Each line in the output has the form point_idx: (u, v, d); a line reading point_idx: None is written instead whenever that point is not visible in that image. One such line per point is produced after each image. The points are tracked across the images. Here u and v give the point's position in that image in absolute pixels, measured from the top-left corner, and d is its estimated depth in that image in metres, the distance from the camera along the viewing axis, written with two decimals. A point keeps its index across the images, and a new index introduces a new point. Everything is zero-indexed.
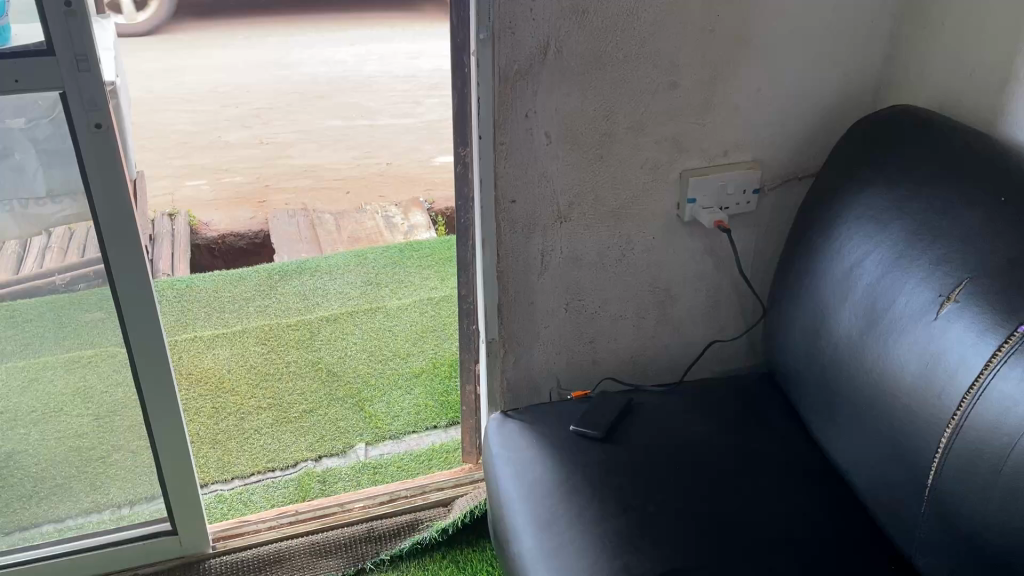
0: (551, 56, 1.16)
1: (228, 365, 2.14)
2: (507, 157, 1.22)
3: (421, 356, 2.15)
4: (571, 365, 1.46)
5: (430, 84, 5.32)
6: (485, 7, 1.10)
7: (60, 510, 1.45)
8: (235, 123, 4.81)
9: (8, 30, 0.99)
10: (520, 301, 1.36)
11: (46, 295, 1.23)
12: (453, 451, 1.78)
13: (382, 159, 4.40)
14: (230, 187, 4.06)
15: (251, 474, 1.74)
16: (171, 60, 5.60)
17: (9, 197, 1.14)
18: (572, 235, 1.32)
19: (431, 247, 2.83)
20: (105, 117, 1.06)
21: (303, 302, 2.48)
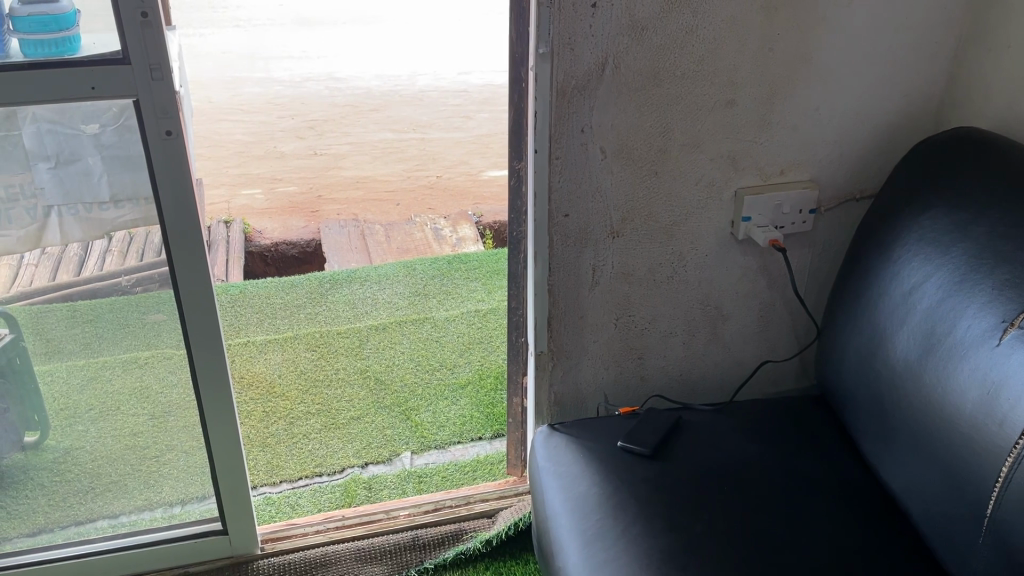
0: (609, 72, 1.17)
1: (279, 370, 2.18)
2: (561, 171, 1.23)
3: (468, 367, 2.16)
4: (619, 381, 1.45)
5: (481, 100, 5.38)
6: (545, 24, 1.12)
7: (115, 506, 1.48)
8: (290, 134, 4.92)
9: (78, 41, 1.03)
10: (569, 315, 1.37)
11: (111, 297, 1.28)
12: (498, 464, 1.78)
13: (432, 172, 4.46)
14: (283, 196, 4.15)
15: (298, 478, 1.76)
16: (231, 73, 5.74)
17: (72, 202, 1.16)
18: (624, 251, 1.33)
19: (479, 260, 2.85)
20: (175, 124, 1.10)
21: (352, 310, 2.52)
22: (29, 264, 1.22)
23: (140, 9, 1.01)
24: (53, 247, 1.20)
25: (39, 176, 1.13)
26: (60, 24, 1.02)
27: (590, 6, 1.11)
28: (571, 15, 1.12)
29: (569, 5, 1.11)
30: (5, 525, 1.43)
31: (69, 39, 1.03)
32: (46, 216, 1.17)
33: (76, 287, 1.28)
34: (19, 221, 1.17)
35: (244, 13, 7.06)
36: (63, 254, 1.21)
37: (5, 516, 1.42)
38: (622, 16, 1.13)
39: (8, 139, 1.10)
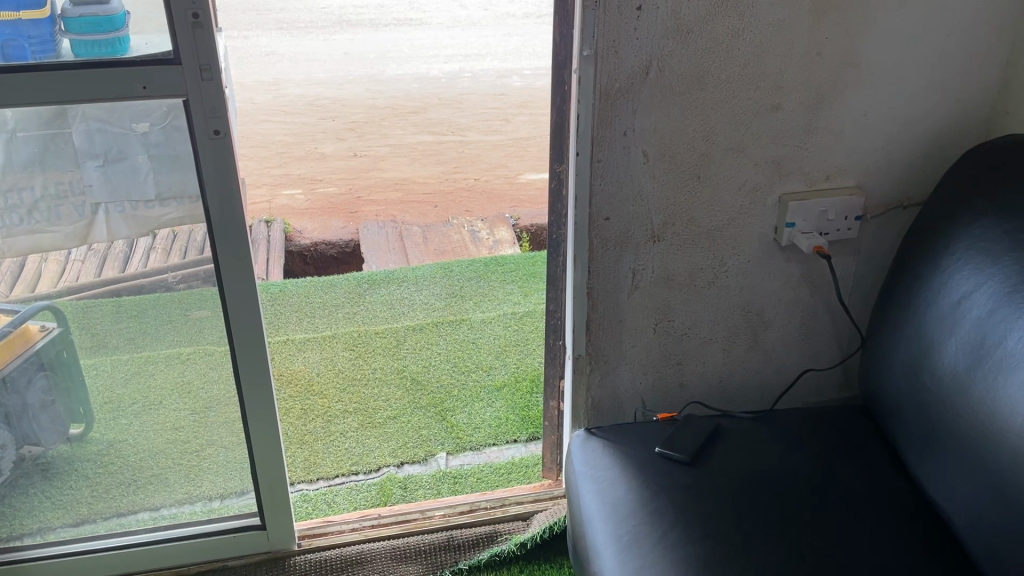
0: (653, 75, 1.16)
1: (317, 368, 2.20)
2: (603, 174, 1.23)
3: (504, 369, 2.16)
4: (657, 386, 1.44)
5: (519, 104, 5.39)
6: (589, 26, 1.11)
7: (156, 499, 1.51)
8: (330, 135, 4.96)
9: (128, 42, 1.05)
10: (608, 319, 1.36)
11: (153, 293, 1.29)
12: (533, 467, 1.78)
13: (469, 174, 4.47)
14: (323, 196, 4.19)
15: (335, 475, 1.78)
16: (273, 75, 5.81)
17: (120, 199, 1.18)
18: (665, 256, 1.32)
19: (515, 263, 2.85)
20: (223, 124, 1.12)
21: (389, 310, 2.53)
22: (75, 259, 1.24)
23: (192, 11, 1.03)
24: (99, 244, 1.22)
25: (88, 175, 1.16)
26: (110, 25, 1.04)
27: (635, 9, 1.11)
28: (616, 18, 1.11)
29: (614, 8, 1.10)
30: (50, 515, 1.45)
31: (118, 39, 1.05)
32: (94, 214, 1.19)
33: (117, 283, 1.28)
34: (68, 219, 1.19)
35: (288, 15, 7.14)
36: (110, 249, 1.22)
37: (50, 505, 1.44)
38: (668, 19, 1.12)
39: (58, 138, 1.12)
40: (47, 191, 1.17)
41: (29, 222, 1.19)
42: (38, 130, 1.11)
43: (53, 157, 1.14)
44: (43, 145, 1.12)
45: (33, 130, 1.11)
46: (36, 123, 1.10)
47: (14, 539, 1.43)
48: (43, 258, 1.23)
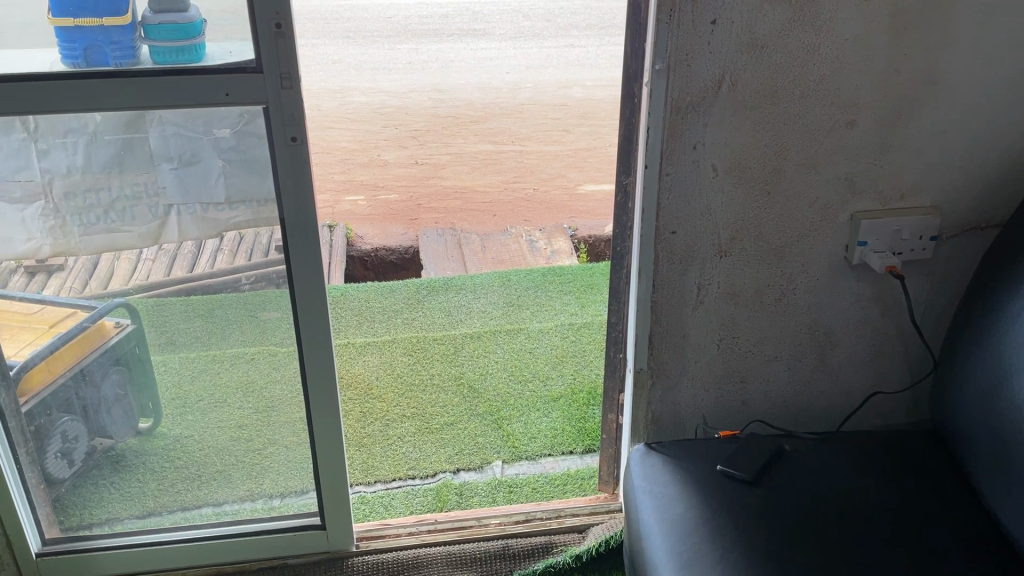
0: (725, 89, 1.15)
1: (377, 372, 2.23)
2: (671, 188, 1.23)
3: (561, 380, 2.16)
4: (719, 403, 1.43)
5: (580, 115, 5.40)
6: (662, 40, 1.11)
7: (219, 495, 1.52)
8: (393, 143, 5.04)
9: (204, 49, 1.09)
10: (671, 333, 1.35)
11: (223, 292, 1.30)
12: (588, 479, 1.77)
13: (529, 185, 4.49)
14: (384, 203, 4.25)
15: (392, 479, 1.80)
16: (339, 83, 5.93)
17: (190, 201, 1.22)
18: (732, 271, 1.30)
19: (574, 274, 2.85)
20: (300, 131, 1.15)
21: (447, 317, 2.56)
22: (147, 258, 1.26)
23: (275, 21, 1.07)
24: (170, 244, 1.25)
25: (163, 176, 1.20)
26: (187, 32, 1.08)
27: (709, 23, 1.11)
28: (690, 32, 1.11)
29: (688, 22, 1.10)
30: (118, 507, 1.49)
31: (195, 46, 1.09)
32: (167, 214, 1.22)
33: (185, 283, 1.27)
34: (141, 219, 1.22)
35: (354, 24, 7.27)
36: (179, 249, 1.26)
37: (119, 497, 1.48)
38: (743, 33, 1.12)
39: (134, 141, 1.16)
40: (122, 192, 1.20)
41: (104, 221, 1.22)
42: (119, 133, 1.15)
43: (130, 158, 1.18)
44: (123, 148, 1.17)
45: (115, 133, 1.15)
46: (117, 127, 1.15)
47: (84, 528, 1.48)
48: (116, 256, 1.25)
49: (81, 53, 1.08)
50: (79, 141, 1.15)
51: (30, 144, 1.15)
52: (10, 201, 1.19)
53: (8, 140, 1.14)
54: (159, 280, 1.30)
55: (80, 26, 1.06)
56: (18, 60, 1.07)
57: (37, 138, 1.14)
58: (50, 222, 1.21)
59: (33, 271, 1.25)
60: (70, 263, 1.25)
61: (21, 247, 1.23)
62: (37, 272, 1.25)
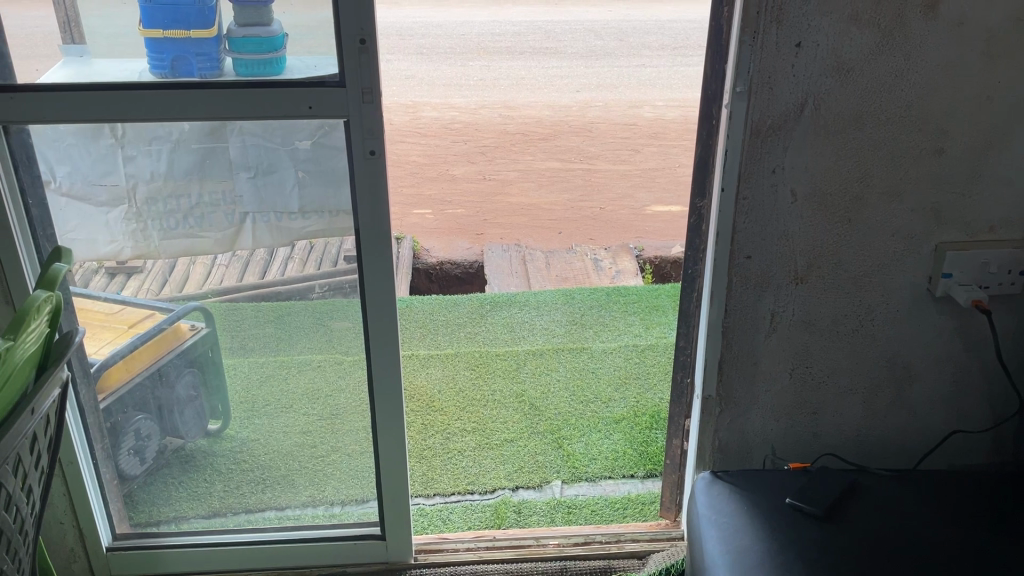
0: (808, 113, 1.13)
1: (439, 385, 2.24)
2: (747, 212, 1.21)
3: (623, 403, 2.14)
4: (789, 434, 1.39)
5: (650, 136, 5.37)
6: (744, 62, 1.10)
7: (282, 499, 1.55)
8: (461, 158, 5.08)
9: (284, 62, 1.12)
10: (742, 360, 1.32)
11: (292, 299, 1.33)
12: (650, 504, 1.74)
13: (596, 203, 4.47)
14: (451, 217, 4.29)
15: (452, 493, 1.80)
16: (411, 98, 6.02)
17: (265, 210, 1.25)
18: (808, 299, 1.27)
19: (638, 294, 2.82)
20: (379, 145, 1.17)
21: (510, 333, 2.56)
22: (220, 265, 1.29)
23: (359, 37, 1.09)
24: (244, 251, 1.28)
25: (240, 185, 1.23)
26: (269, 46, 1.11)
27: (794, 45, 1.09)
28: (774, 54, 1.10)
29: (772, 44, 1.09)
30: (185, 506, 1.52)
31: (276, 59, 1.12)
32: (242, 221, 1.26)
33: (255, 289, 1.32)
34: (218, 225, 1.26)
35: (427, 40, 7.37)
36: (250, 256, 1.28)
37: (187, 496, 1.51)
38: (828, 56, 1.10)
39: (216, 150, 1.20)
40: (201, 199, 1.24)
41: (182, 226, 1.26)
42: (198, 144, 1.19)
43: (210, 166, 1.21)
44: (203, 158, 1.20)
45: (196, 143, 1.19)
46: (195, 138, 1.19)
47: (153, 525, 1.52)
48: (190, 260, 1.29)
49: (169, 64, 1.12)
50: (163, 149, 1.19)
51: (116, 150, 1.19)
52: (96, 204, 1.23)
53: (97, 146, 1.18)
54: (233, 286, 1.31)
55: (170, 38, 1.10)
56: (109, 69, 1.12)
57: (124, 144, 1.19)
58: (132, 225, 1.25)
59: (113, 272, 1.29)
60: (147, 266, 1.29)
61: (104, 248, 1.27)
62: (117, 273, 1.29)
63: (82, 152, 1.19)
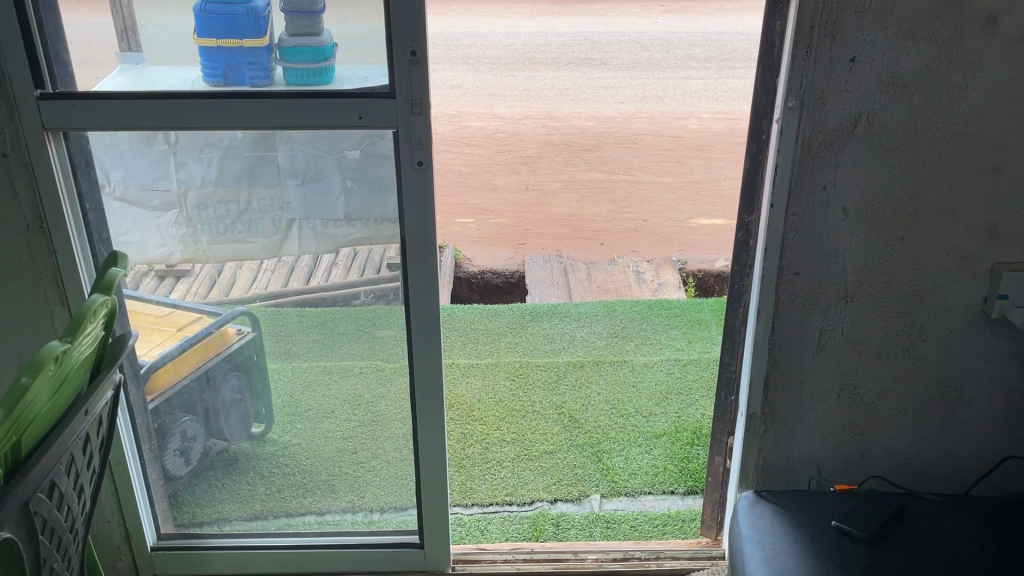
0: (861, 129, 1.12)
1: (479, 395, 2.24)
2: (797, 228, 1.19)
3: (664, 418, 2.12)
4: (836, 455, 1.36)
5: (695, 148, 5.34)
6: (797, 77, 1.09)
7: (322, 505, 1.55)
8: (505, 168, 5.10)
9: (333, 71, 1.14)
10: (788, 378, 1.30)
11: (334, 307, 1.34)
12: (690, 522, 1.72)
13: (639, 215, 4.45)
14: (493, 227, 4.30)
15: (490, 503, 1.80)
16: (456, 108, 6.06)
17: (311, 217, 1.27)
18: (858, 318, 1.25)
19: (681, 308, 2.79)
20: (426, 155, 1.18)
21: (550, 344, 2.56)
22: (266, 270, 1.31)
23: (410, 49, 1.10)
24: (289, 257, 1.30)
25: (287, 192, 1.25)
26: (319, 55, 1.13)
27: (848, 60, 1.07)
28: (827, 69, 1.08)
29: (826, 59, 1.07)
30: (227, 508, 1.54)
31: (325, 69, 1.14)
32: (288, 228, 1.28)
33: (299, 295, 1.33)
34: (265, 231, 1.28)
35: (473, 50, 7.42)
36: (294, 262, 1.30)
37: (230, 498, 1.53)
38: (883, 72, 1.08)
39: (265, 158, 1.22)
40: (249, 205, 1.26)
41: (230, 231, 1.28)
42: (248, 152, 1.21)
43: (259, 174, 1.23)
44: (252, 165, 1.23)
45: (245, 151, 1.21)
46: (246, 146, 1.21)
47: (196, 525, 1.55)
48: (237, 265, 1.31)
49: (221, 72, 1.14)
50: (213, 155, 1.22)
51: (169, 156, 1.22)
52: (147, 209, 1.26)
53: (150, 151, 1.21)
54: (278, 291, 1.33)
55: (223, 47, 1.13)
56: (162, 77, 1.14)
57: (176, 150, 1.21)
58: (182, 230, 1.28)
59: (163, 275, 1.31)
60: (196, 270, 1.31)
61: (154, 252, 1.30)
62: (167, 276, 1.31)
63: (135, 157, 1.22)
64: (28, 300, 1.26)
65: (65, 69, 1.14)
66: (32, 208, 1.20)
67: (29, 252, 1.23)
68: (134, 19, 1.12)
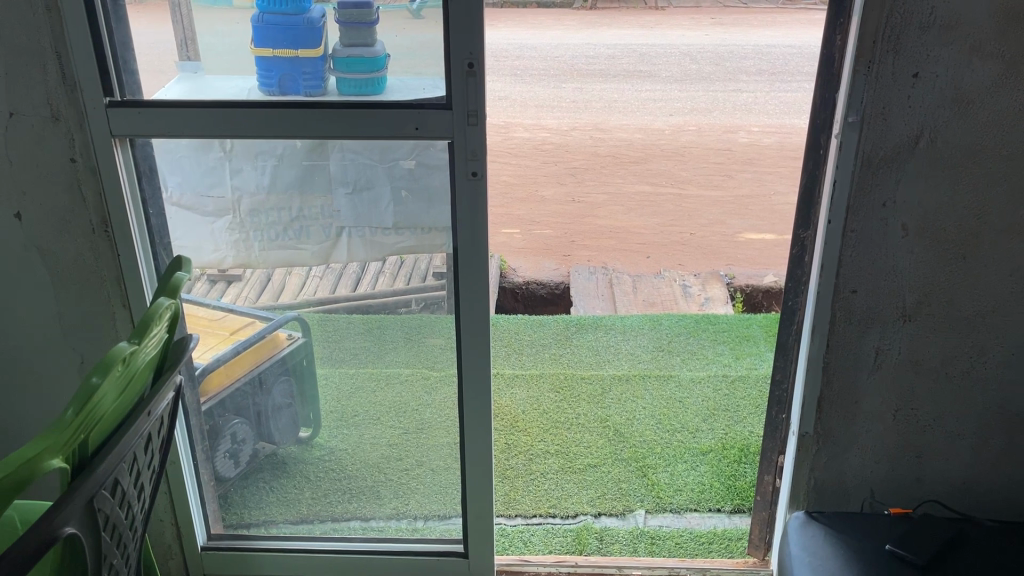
0: (923, 145, 1.10)
1: (523, 405, 2.25)
2: (855, 245, 1.17)
3: (711, 434, 2.09)
4: (890, 477, 1.33)
5: (743, 162, 5.29)
6: (858, 92, 1.07)
7: (367, 511, 1.56)
8: (551, 179, 5.11)
9: (385, 82, 1.16)
10: (842, 398, 1.28)
11: (381, 314, 1.35)
12: (737, 541, 1.69)
13: (686, 229, 4.42)
14: (539, 238, 4.30)
15: (533, 515, 1.79)
16: (504, 118, 6.09)
17: (361, 225, 1.28)
18: (915, 338, 1.22)
19: (729, 323, 2.76)
20: (481, 166, 1.19)
21: (595, 356, 2.55)
22: (315, 276, 1.33)
23: (468, 61, 1.12)
24: (338, 264, 1.32)
25: (338, 200, 1.27)
26: (372, 66, 1.15)
27: (911, 75, 1.06)
28: (889, 85, 1.07)
29: (889, 74, 1.06)
30: (274, 511, 1.56)
31: (377, 79, 1.16)
32: (338, 236, 1.29)
33: (349, 303, 1.35)
34: (316, 238, 1.30)
35: (521, 61, 7.45)
36: (343, 269, 1.32)
37: (277, 501, 1.55)
38: (947, 88, 1.06)
39: (318, 167, 1.24)
40: (301, 212, 1.28)
41: (283, 237, 1.30)
42: (301, 161, 1.24)
43: (311, 182, 1.25)
44: (305, 173, 1.25)
45: (299, 159, 1.24)
46: (300, 155, 1.23)
47: (243, 527, 1.57)
48: (288, 271, 1.34)
49: (277, 81, 1.17)
50: (268, 163, 1.24)
51: (225, 163, 1.25)
52: (203, 214, 1.29)
53: (207, 158, 1.24)
54: (328, 297, 1.35)
55: (279, 56, 1.15)
56: (221, 84, 1.17)
57: (232, 157, 1.24)
58: (235, 236, 1.30)
59: (215, 279, 1.34)
60: (247, 275, 1.34)
61: (208, 256, 1.32)
62: (219, 280, 1.34)
63: (192, 163, 1.25)
64: (90, 302, 1.30)
65: (132, 77, 1.17)
66: (98, 212, 1.24)
67: (94, 256, 1.27)
68: (195, 29, 1.14)
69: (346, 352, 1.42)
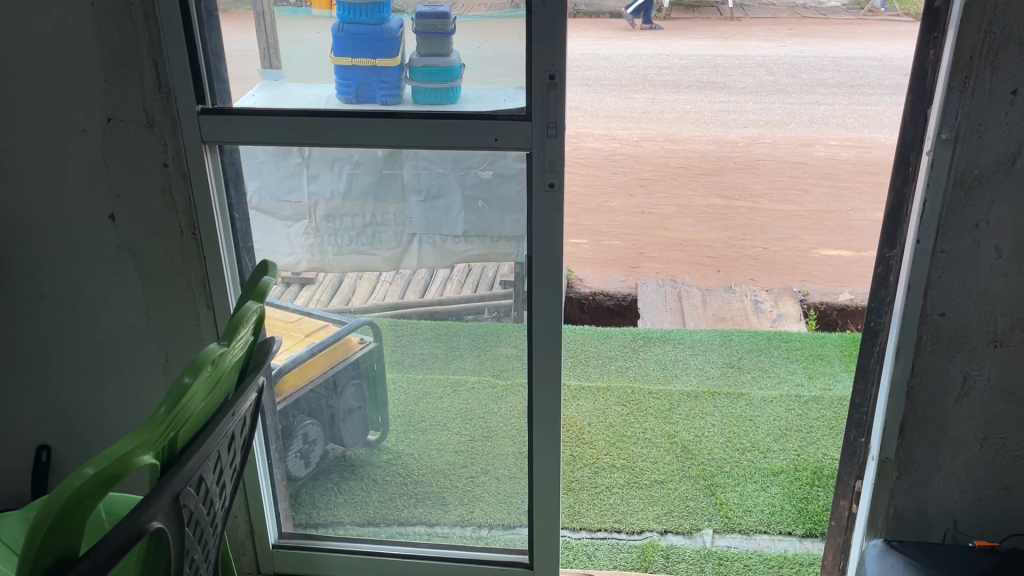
0: (1020, 164, 1.05)
1: (590, 418, 2.24)
2: (944, 266, 1.13)
3: (782, 455, 2.04)
4: (975, 508, 1.28)
5: (819, 176, 5.17)
6: (952, 108, 1.04)
7: (431, 516, 1.58)
8: (620, 190, 5.08)
9: (459, 91, 1.17)
10: (926, 423, 1.23)
11: (447, 320, 1.37)
12: (808, 566, 1.64)
13: (758, 243, 4.33)
14: (607, 249, 4.28)
15: (598, 529, 1.78)
16: (574, 128, 6.08)
17: (431, 232, 1.30)
18: (1006, 364, 1.17)
19: (802, 341, 2.70)
20: (558, 177, 1.19)
21: (663, 370, 2.52)
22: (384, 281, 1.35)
23: (549, 72, 1.12)
24: (407, 270, 1.34)
25: (411, 208, 1.29)
26: (447, 75, 1.17)
27: (1009, 92, 1.02)
28: (986, 102, 1.03)
29: (985, 91, 1.02)
30: (342, 513, 1.59)
31: (451, 88, 1.17)
32: (409, 242, 1.31)
33: (419, 308, 1.36)
34: (388, 244, 1.32)
35: (593, 70, 7.44)
36: (411, 275, 1.33)
37: (344, 504, 1.58)
38: None
39: (392, 176, 1.26)
40: (373, 218, 1.30)
41: (358, 242, 1.32)
42: (376, 169, 1.26)
43: (386, 189, 1.27)
44: (379, 180, 1.27)
45: (374, 167, 1.26)
46: (374, 163, 1.25)
47: (312, 526, 1.60)
48: (360, 275, 1.36)
49: (355, 89, 1.19)
50: (344, 169, 1.27)
51: (303, 169, 1.27)
52: (280, 218, 1.32)
53: (286, 163, 1.27)
54: (397, 303, 1.36)
55: (360, 65, 1.17)
56: (302, 92, 1.20)
57: (309, 163, 1.27)
58: (310, 240, 1.33)
59: (289, 282, 1.37)
60: (320, 279, 1.37)
61: (284, 259, 1.35)
62: (292, 282, 1.37)
63: (272, 168, 1.28)
64: (176, 303, 1.34)
65: (223, 86, 1.21)
66: (187, 215, 1.28)
67: (181, 257, 1.31)
68: (282, 39, 1.18)
69: (415, 359, 1.43)
